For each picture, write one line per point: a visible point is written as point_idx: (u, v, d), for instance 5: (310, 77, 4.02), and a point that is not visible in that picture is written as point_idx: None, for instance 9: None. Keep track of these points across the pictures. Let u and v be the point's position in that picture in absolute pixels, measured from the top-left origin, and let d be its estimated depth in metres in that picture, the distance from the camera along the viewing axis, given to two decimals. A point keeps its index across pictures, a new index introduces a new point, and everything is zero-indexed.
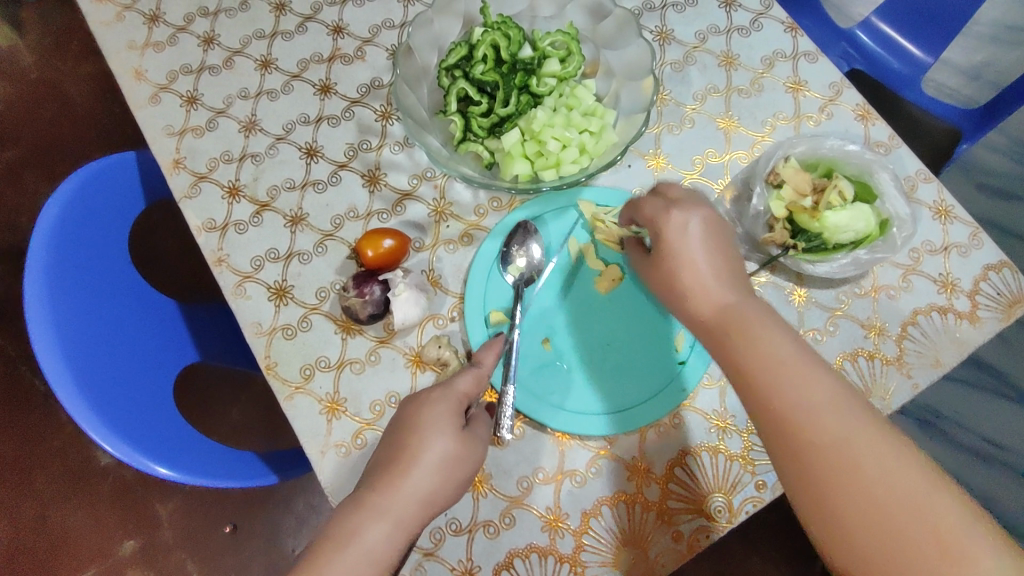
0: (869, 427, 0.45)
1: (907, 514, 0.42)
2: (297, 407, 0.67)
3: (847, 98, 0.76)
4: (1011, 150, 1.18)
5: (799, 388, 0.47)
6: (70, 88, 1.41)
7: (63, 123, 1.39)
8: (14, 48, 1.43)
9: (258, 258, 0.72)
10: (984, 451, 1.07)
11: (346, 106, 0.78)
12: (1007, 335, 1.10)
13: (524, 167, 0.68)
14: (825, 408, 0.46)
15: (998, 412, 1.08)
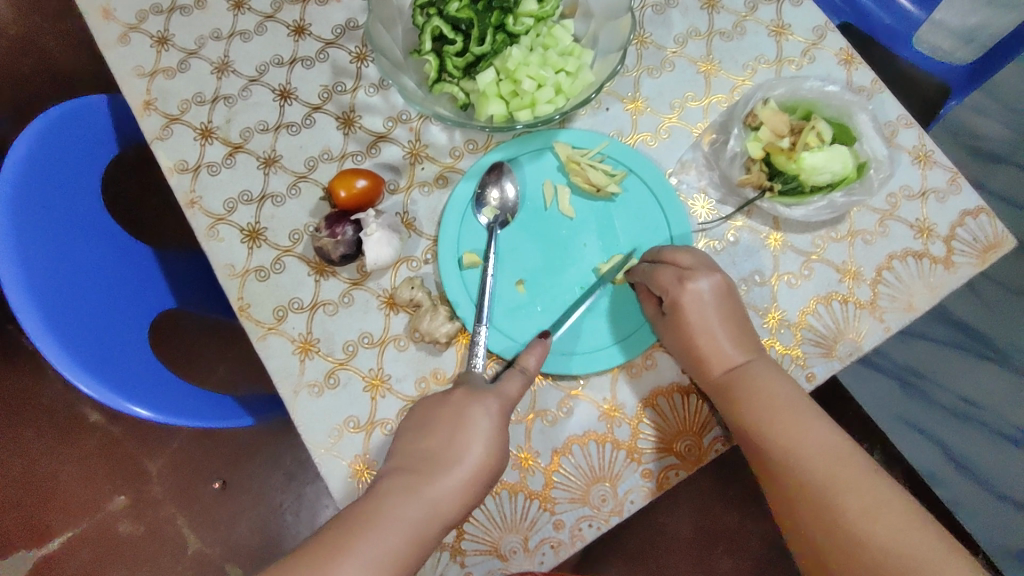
0: (847, 465, 0.51)
1: (848, 491, 0.49)
2: (270, 347, 0.67)
3: (830, 42, 0.74)
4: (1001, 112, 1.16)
5: (790, 434, 0.54)
6: (47, 42, 1.37)
7: (42, 76, 1.36)
8: None
9: (231, 201, 0.72)
10: (961, 410, 1.08)
11: (320, 48, 0.76)
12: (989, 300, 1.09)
13: (499, 107, 0.67)
14: (811, 452, 0.52)
15: (983, 375, 1.07)
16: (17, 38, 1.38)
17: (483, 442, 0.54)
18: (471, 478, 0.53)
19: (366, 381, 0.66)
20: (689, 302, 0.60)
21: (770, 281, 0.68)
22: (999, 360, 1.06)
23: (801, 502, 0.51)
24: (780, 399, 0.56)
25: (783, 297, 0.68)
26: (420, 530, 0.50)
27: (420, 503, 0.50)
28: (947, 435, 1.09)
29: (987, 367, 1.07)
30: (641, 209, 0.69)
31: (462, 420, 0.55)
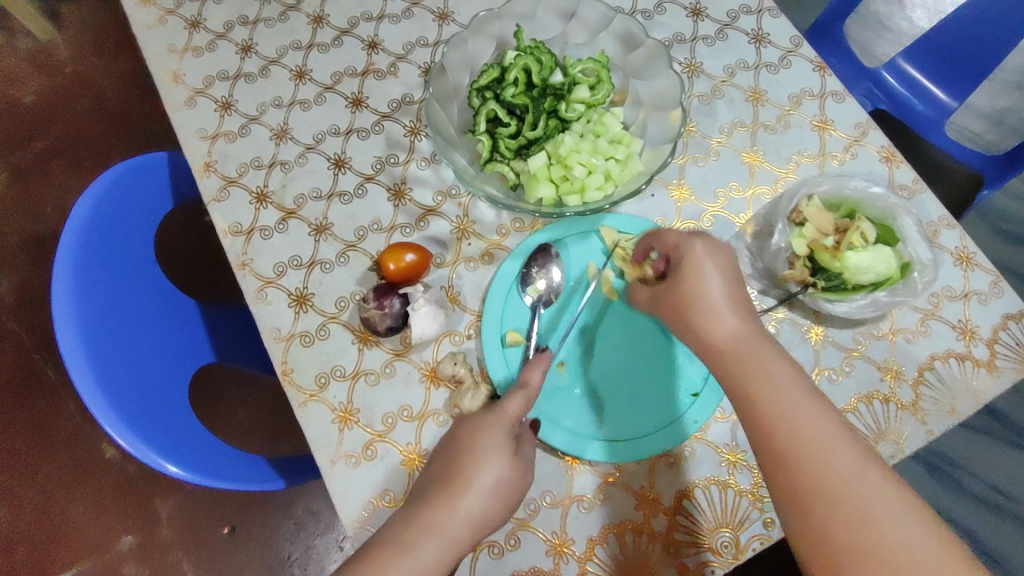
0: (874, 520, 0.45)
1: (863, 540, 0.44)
2: (311, 414, 0.68)
3: (872, 139, 0.76)
4: None
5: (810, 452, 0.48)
6: (129, 108, 1.57)
7: (119, 141, 1.55)
8: (86, 75, 1.60)
9: (282, 264, 0.73)
10: (993, 500, 1.06)
11: (376, 120, 0.79)
12: None
13: (548, 190, 0.69)
14: (840, 479, 0.46)
15: (1010, 461, 1.07)
16: (107, 108, 1.57)
17: (495, 469, 0.55)
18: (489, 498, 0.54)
19: (403, 455, 0.66)
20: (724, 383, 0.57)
21: (812, 376, 0.68)
22: None
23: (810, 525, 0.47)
24: (793, 399, 0.50)
25: (824, 394, 0.67)
26: None
27: (440, 542, 0.51)
28: (978, 526, 1.05)
29: (1014, 454, 1.07)
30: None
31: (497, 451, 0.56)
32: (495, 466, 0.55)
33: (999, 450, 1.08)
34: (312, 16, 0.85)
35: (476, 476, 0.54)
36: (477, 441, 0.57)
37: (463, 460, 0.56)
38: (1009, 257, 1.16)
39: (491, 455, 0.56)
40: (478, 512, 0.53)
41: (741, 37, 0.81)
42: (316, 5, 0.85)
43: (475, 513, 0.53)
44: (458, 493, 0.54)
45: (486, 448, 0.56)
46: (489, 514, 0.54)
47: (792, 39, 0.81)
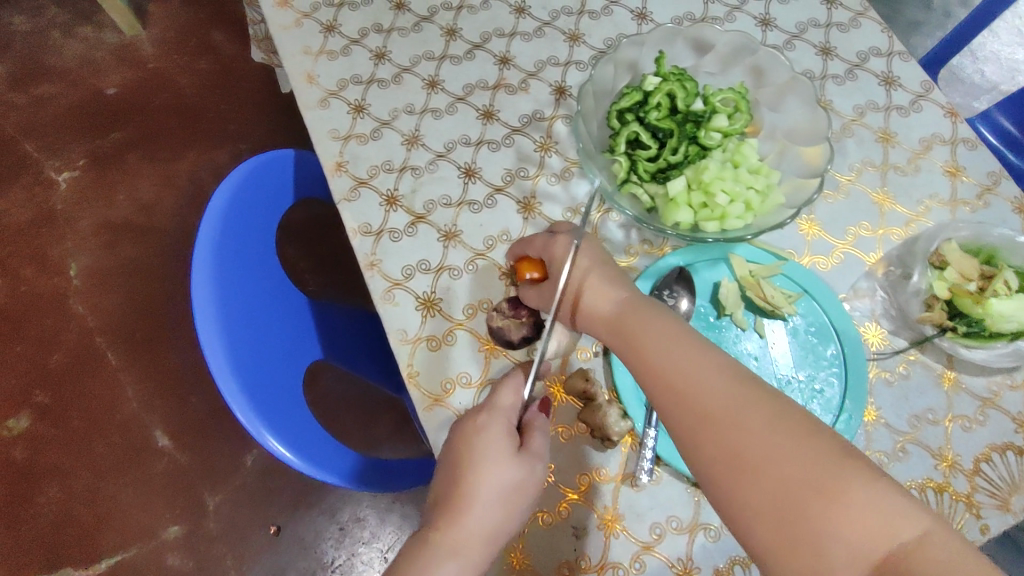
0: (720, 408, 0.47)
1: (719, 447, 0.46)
2: (436, 418, 0.68)
3: (1005, 189, 0.76)
4: None
5: (701, 392, 0.48)
6: (212, 106, 1.62)
7: (198, 135, 1.59)
8: (174, 72, 1.65)
9: (410, 268, 0.74)
10: None
11: (507, 133, 0.80)
12: None
13: (687, 215, 0.69)
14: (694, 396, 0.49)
15: None
16: (193, 103, 1.62)
17: (486, 479, 0.55)
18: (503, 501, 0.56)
19: None
20: None
21: (944, 421, 0.67)
22: None
23: (725, 471, 0.45)
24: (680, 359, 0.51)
25: (958, 441, 0.66)
26: None
27: (460, 566, 0.53)
28: None
29: None
30: (808, 310, 0.70)
31: (493, 454, 0.56)
32: (496, 477, 0.55)
33: None
34: (445, 29, 0.87)
35: (477, 487, 0.55)
36: (472, 450, 0.57)
37: (462, 473, 0.56)
38: None
39: (489, 461, 0.56)
40: (488, 521, 0.55)
41: (871, 78, 0.82)
42: (449, 19, 0.87)
43: (481, 528, 0.54)
44: (460, 514, 0.55)
45: (487, 454, 0.56)
46: (504, 514, 0.56)
47: (923, 84, 0.81)
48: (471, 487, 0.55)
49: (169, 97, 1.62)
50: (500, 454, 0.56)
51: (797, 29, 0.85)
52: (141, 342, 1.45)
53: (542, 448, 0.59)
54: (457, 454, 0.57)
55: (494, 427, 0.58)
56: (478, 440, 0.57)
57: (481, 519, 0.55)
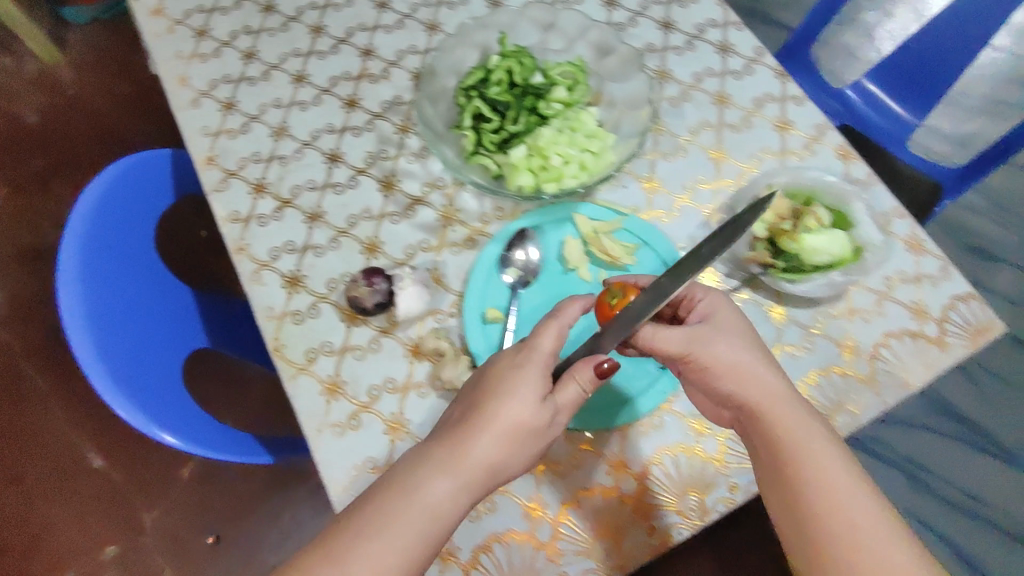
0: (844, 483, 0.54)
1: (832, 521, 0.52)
2: (300, 386, 0.72)
3: (830, 138, 0.81)
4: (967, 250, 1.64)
5: (790, 436, 0.56)
6: (130, 127, 1.64)
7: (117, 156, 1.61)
8: (92, 96, 1.67)
9: (276, 250, 0.78)
10: (967, 503, 1.32)
11: (369, 119, 0.85)
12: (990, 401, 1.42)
13: (528, 179, 0.74)
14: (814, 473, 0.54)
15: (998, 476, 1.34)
16: (112, 125, 1.64)
17: (501, 412, 0.57)
18: (510, 435, 0.57)
19: (387, 425, 0.70)
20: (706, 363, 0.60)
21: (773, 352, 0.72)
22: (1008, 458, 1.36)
23: (782, 495, 0.55)
24: (794, 425, 0.56)
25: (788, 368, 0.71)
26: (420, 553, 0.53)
27: (453, 486, 0.55)
28: (964, 534, 1.28)
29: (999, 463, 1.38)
30: (647, 264, 0.73)
31: (507, 386, 0.58)
32: (516, 412, 0.57)
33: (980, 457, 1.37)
34: (311, 27, 0.91)
35: (496, 416, 0.57)
36: (501, 381, 0.59)
37: (487, 398, 0.58)
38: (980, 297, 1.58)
39: (515, 397, 0.58)
40: (488, 455, 0.56)
41: (708, 46, 0.87)
42: (315, 17, 0.91)
43: (487, 461, 0.56)
44: (467, 439, 0.57)
45: (511, 389, 0.58)
46: (508, 455, 0.57)
47: (755, 49, 0.87)
48: (490, 415, 0.57)
49: (88, 121, 1.65)
50: (530, 392, 0.58)
51: (639, 7, 0.90)
52: (69, 364, 1.46)
53: (571, 402, 0.60)
54: (492, 382, 0.59)
55: (530, 367, 0.59)
56: (503, 368, 0.59)
57: (488, 453, 0.56)
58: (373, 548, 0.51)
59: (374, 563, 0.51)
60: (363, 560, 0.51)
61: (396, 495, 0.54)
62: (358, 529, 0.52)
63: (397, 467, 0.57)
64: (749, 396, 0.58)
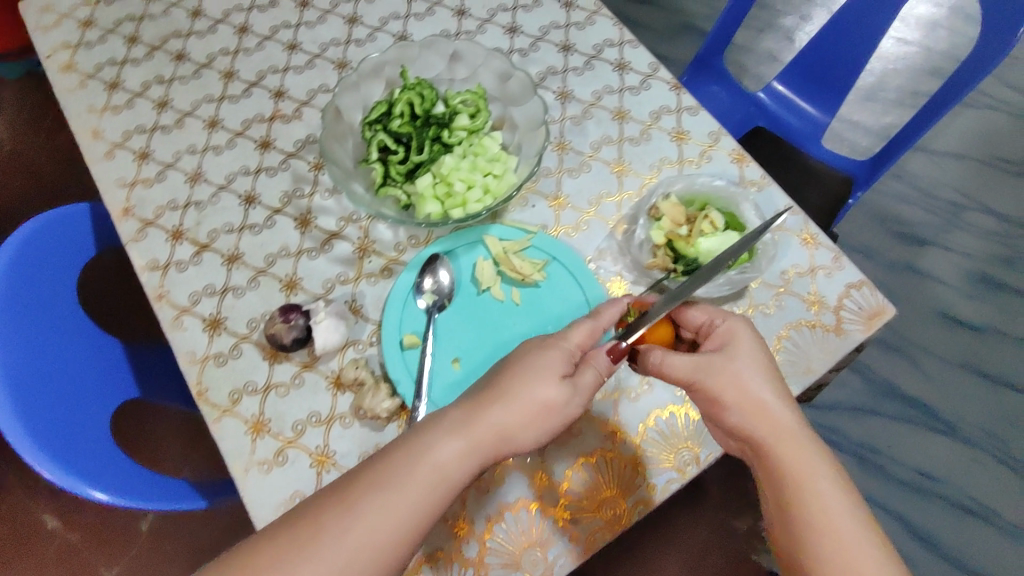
0: (842, 513, 0.56)
1: (828, 548, 0.55)
2: (225, 428, 0.73)
3: (723, 144, 0.85)
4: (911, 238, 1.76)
5: (793, 466, 0.59)
6: (66, 179, 1.62)
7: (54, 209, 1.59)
8: (25, 151, 1.65)
9: (196, 293, 0.79)
10: (918, 478, 1.52)
11: (283, 159, 0.86)
12: (933, 379, 1.61)
13: (435, 207, 0.76)
14: (814, 499, 0.57)
15: (932, 445, 1.54)
16: (47, 178, 1.62)
17: (528, 386, 0.60)
18: (531, 410, 0.59)
19: (312, 458, 0.71)
20: (724, 391, 0.62)
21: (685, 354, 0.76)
22: (947, 432, 1.56)
23: (781, 522, 0.59)
24: (798, 456, 0.59)
25: None
26: (414, 514, 0.53)
27: (463, 449, 0.56)
28: (894, 496, 1.51)
29: (942, 436, 1.55)
30: (552, 280, 0.77)
31: (535, 364, 0.61)
32: (540, 385, 0.60)
33: (925, 433, 1.55)
34: (223, 72, 0.92)
35: (522, 390, 0.60)
36: (532, 357, 0.62)
37: (519, 372, 0.61)
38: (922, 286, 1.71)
39: (541, 374, 0.60)
40: (506, 424, 0.58)
41: (606, 65, 0.91)
42: (227, 63, 0.93)
43: (505, 426, 0.58)
44: (486, 406, 0.59)
45: (541, 368, 0.61)
46: (522, 429, 0.59)
47: (650, 65, 0.91)
48: (518, 385, 0.60)
49: (22, 177, 1.63)
50: (557, 373, 0.61)
51: (540, 33, 0.94)
52: None
53: (588, 386, 0.63)
54: (524, 359, 0.62)
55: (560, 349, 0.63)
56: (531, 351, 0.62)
57: (508, 419, 0.58)
58: (392, 496, 0.53)
59: (390, 508, 0.53)
60: (373, 508, 0.53)
61: (414, 450, 0.56)
62: (380, 478, 0.54)
63: (419, 427, 0.59)
64: (756, 427, 0.61)
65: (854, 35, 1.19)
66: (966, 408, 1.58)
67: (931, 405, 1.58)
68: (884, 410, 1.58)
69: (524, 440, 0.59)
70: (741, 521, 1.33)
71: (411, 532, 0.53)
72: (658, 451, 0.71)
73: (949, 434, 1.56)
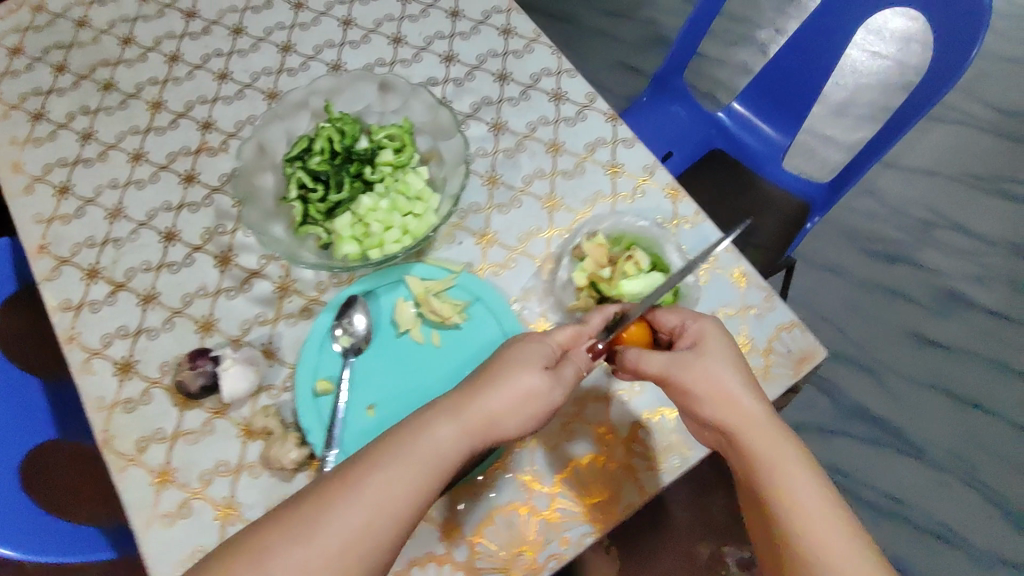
0: (818, 498, 0.56)
1: (810, 536, 0.54)
2: (130, 478, 0.70)
3: (658, 178, 0.83)
4: (883, 256, 1.74)
5: (765, 453, 0.58)
6: None
7: None
8: None
9: (109, 335, 0.77)
10: (886, 502, 1.49)
11: (206, 194, 0.84)
12: (901, 400, 1.58)
13: (353, 247, 0.75)
14: (789, 489, 0.56)
15: (898, 467, 1.52)
16: None
17: (515, 377, 0.60)
18: (519, 402, 0.60)
19: (217, 510, 0.69)
20: (692, 383, 0.61)
21: (606, 399, 0.74)
22: (915, 454, 1.53)
23: (761, 512, 0.57)
24: (770, 443, 0.58)
25: (617, 412, 0.73)
26: (415, 488, 0.55)
27: (459, 431, 0.58)
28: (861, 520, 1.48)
29: (909, 458, 1.53)
30: (475, 322, 0.75)
31: (521, 357, 0.62)
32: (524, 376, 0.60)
33: (892, 455, 1.53)
34: (150, 102, 0.90)
35: (512, 379, 0.60)
36: (511, 354, 0.63)
37: (505, 364, 0.61)
38: (888, 304, 1.69)
39: (523, 365, 0.61)
40: (499, 409, 0.59)
41: (543, 95, 0.89)
42: (154, 92, 0.90)
43: (493, 413, 0.59)
44: (479, 394, 0.59)
45: (525, 361, 0.61)
46: (514, 414, 0.59)
47: (587, 95, 0.89)
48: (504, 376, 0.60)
49: None
50: (541, 364, 0.61)
51: (477, 61, 0.91)
52: None
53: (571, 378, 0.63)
54: (508, 354, 0.63)
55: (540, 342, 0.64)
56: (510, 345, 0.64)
57: (496, 407, 0.59)
58: (387, 479, 0.54)
59: (387, 491, 0.54)
60: (375, 487, 0.54)
61: (414, 433, 0.57)
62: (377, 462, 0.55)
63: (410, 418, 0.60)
64: (725, 418, 0.60)
65: (811, 58, 1.18)
66: (934, 430, 1.55)
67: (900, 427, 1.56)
68: (850, 431, 1.56)
69: (508, 426, 0.59)
70: (707, 549, 1.17)
71: (411, 510, 0.54)
72: (574, 502, 0.69)
73: (915, 456, 1.53)
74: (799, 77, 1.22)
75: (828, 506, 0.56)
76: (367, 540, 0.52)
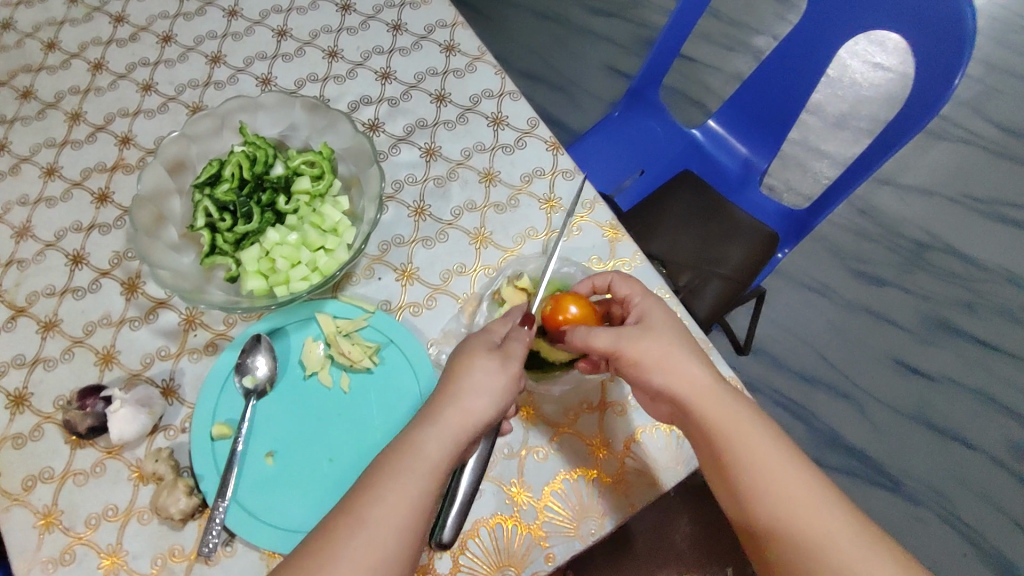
0: (775, 458, 0.56)
1: (774, 497, 0.54)
2: (12, 519, 0.66)
3: (596, 215, 0.77)
4: (871, 278, 1.58)
5: (719, 421, 0.57)
6: None
7: None
8: None
9: (5, 364, 0.73)
10: None
11: (120, 215, 0.80)
12: (884, 432, 1.43)
13: (259, 283, 0.70)
14: (748, 455, 0.56)
15: (873, 498, 1.37)
16: None
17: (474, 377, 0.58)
18: (484, 401, 0.58)
19: (101, 558, 0.65)
20: (641, 355, 0.60)
21: (520, 455, 0.69)
22: (891, 487, 1.38)
23: (723, 480, 0.57)
24: (722, 411, 0.58)
25: (531, 470, 0.68)
26: (418, 499, 0.53)
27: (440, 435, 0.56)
28: None
29: (884, 492, 1.38)
30: (388, 365, 0.71)
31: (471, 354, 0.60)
32: (484, 375, 0.58)
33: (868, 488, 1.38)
34: (69, 113, 0.85)
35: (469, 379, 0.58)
36: (464, 350, 0.61)
37: (459, 364, 0.60)
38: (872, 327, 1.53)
39: (478, 364, 0.59)
40: (474, 410, 0.57)
41: (481, 119, 0.83)
42: (75, 103, 0.86)
43: (472, 412, 0.57)
44: (446, 397, 0.58)
45: (476, 355, 0.60)
46: (484, 413, 0.58)
47: (529, 120, 0.83)
48: (473, 376, 0.58)
49: None
50: (495, 355, 0.60)
51: (415, 79, 0.86)
52: None
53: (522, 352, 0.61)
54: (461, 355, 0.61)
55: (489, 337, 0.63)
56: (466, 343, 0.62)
57: (477, 406, 0.57)
58: (390, 497, 0.52)
59: (393, 506, 0.52)
60: (377, 506, 0.52)
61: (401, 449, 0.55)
62: (378, 487, 0.53)
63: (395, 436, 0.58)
64: (681, 389, 0.59)
65: (786, 82, 1.07)
66: (913, 465, 1.40)
67: (875, 456, 1.41)
68: (825, 461, 1.40)
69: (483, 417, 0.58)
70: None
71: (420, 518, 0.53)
72: (477, 567, 0.64)
73: (892, 490, 1.38)
74: (774, 99, 1.11)
75: (787, 466, 0.56)
76: (393, 559, 0.51)
